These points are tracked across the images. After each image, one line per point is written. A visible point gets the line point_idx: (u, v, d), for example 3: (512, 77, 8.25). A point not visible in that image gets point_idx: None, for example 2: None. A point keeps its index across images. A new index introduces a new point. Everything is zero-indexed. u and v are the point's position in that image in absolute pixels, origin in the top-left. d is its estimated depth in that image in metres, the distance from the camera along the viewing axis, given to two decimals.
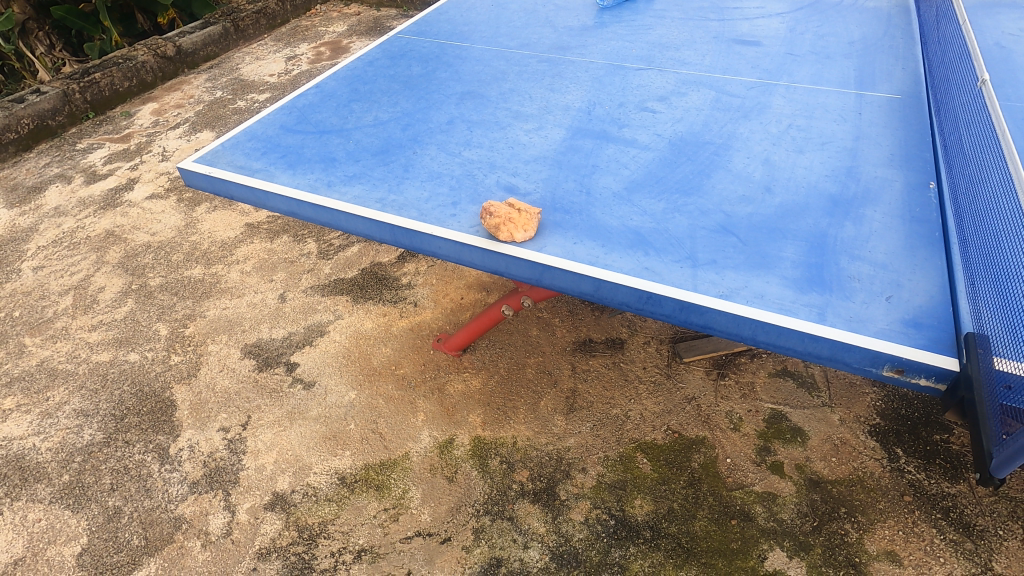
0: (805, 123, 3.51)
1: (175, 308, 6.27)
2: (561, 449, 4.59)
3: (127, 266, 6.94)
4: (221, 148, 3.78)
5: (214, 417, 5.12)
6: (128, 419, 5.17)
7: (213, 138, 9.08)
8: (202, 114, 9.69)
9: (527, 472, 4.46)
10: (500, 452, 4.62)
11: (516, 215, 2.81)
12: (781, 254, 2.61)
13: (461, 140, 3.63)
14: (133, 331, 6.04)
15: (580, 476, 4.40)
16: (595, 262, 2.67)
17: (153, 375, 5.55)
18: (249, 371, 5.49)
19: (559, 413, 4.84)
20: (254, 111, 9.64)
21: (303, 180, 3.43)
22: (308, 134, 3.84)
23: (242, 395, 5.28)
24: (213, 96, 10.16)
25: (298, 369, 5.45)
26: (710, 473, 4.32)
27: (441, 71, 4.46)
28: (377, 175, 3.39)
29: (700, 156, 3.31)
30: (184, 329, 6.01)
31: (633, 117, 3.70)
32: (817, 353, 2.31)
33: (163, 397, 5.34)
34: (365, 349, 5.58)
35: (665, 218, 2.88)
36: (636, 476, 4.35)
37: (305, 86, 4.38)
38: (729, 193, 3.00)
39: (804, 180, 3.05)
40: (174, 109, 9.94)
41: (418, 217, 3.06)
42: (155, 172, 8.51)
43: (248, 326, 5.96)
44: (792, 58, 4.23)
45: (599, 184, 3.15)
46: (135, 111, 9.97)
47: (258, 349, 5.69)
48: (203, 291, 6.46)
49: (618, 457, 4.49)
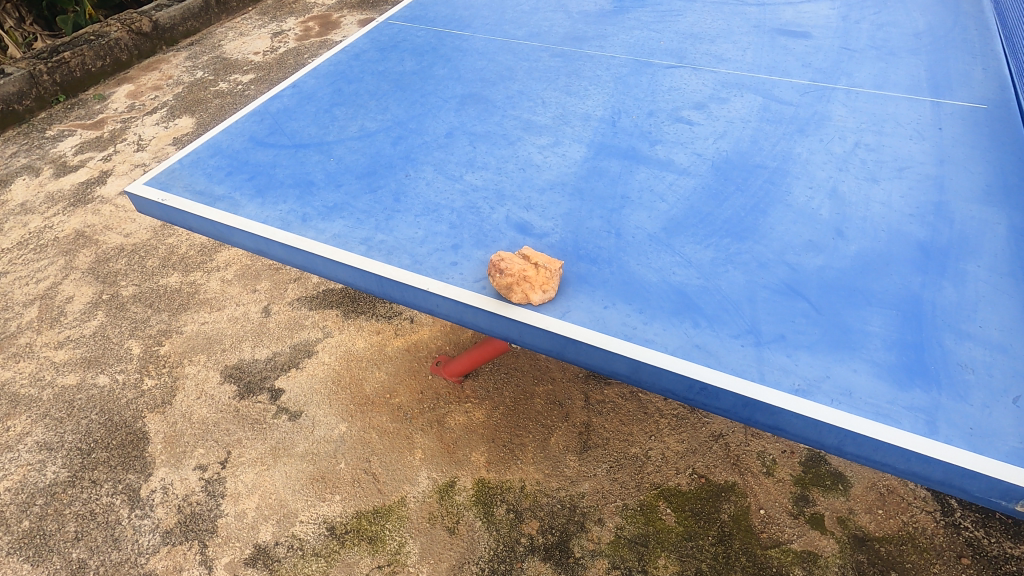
0: (875, 139, 2.91)
1: (150, 323, 5.72)
2: (575, 495, 4.13)
3: (98, 272, 6.36)
4: (178, 166, 3.19)
5: (190, 453, 4.64)
6: (96, 455, 4.69)
7: (192, 124, 8.38)
8: (181, 97, 8.95)
9: (536, 524, 4.00)
10: (506, 499, 4.16)
11: (533, 271, 2.26)
12: (868, 328, 2.07)
13: (463, 159, 3.04)
14: (103, 349, 5.51)
15: (596, 529, 3.95)
16: (632, 336, 2.13)
17: (124, 403, 5.04)
18: (230, 398, 4.98)
19: (572, 451, 4.37)
20: (237, 94, 8.90)
21: (273, 211, 2.85)
22: (282, 149, 3.24)
23: (221, 427, 4.78)
24: (194, 76, 9.39)
25: (283, 397, 4.95)
26: (742, 527, 3.87)
27: (438, 67, 3.83)
28: (362, 206, 2.81)
29: (751, 184, 2.73)
30: (159, 347, 5.48)
31: (667, 131, 3.10)
32: (923, 474, 1.80)
33: (134, 429, 4.84)
34: (357, 373, 5.07)
35: (715, 272, 2.32)
36: (658, 530, 3.90)
37: (280, 86, 3.77)
38: (792, 237, 2.44)
39: (884, 219, 2.48)
40: (151, 91, 9.19)
41: (411, 265, 2.50)
42: (130, 164, 7.84)
43: (229, 345, 5.43)
44: (850, 53, 3.59)
45: (631, 223, 2.59)
46: (109, 94, 9.22)
47: (239, 372, 5.17)
48: (180, 302, 5.91)
49: (638, 506, 4.04)
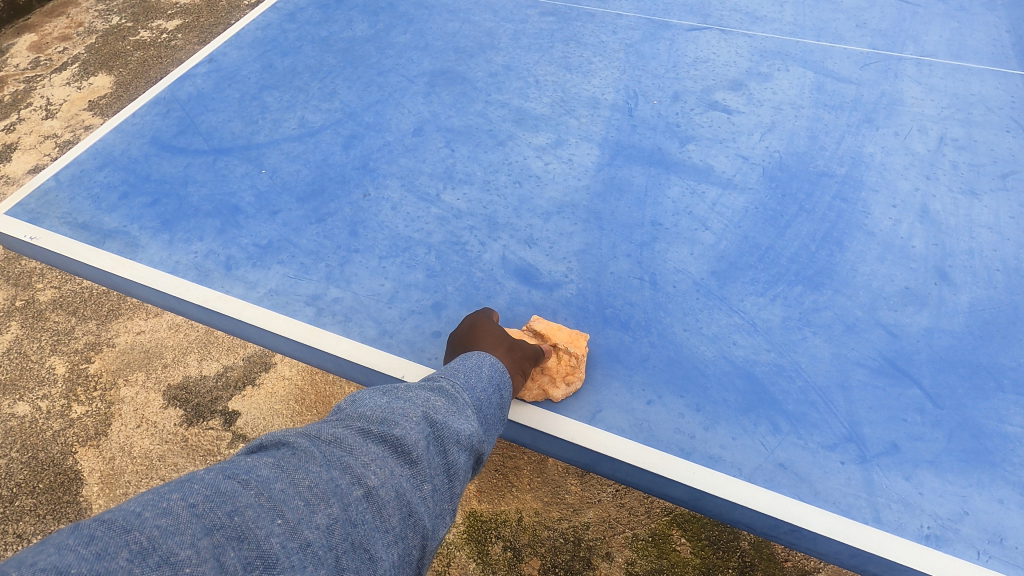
0: (963, 132, 2.30)
1: (75, 333, 3.72)
2: (578, 525, 2.96)
3: (9, 271, 4.05)
4: (54, 185, 2.38)
5: (133, 493, 3.09)
6: (18, 503, 3.03)
7: (112, 82, 5.26)
8: (93, 48, 5.63)
9: (538, 561, 2.85)
10: (501, 532, 2.95)
11: (552, 358, 1.65)
12: (1007, 430, 1.54)
13: (438, 169, 2.31)
14: (16, 369, 3.55)
15: (605, 566, 2.84)
16: (692, 452, 1.55)
17: (49, 434, 3.30)
18: (175, 423, 3.34)
19: (573, 473, 3.12)
20: (164, 45, 5.64)
21: (184, 253, 2.11)
22: (197, 155, 2.45)
23: (166, 462, 3.20)
24: (109, 22, 5.94)
25: (240, 420, 3.37)
26: (764, 556, 2.91)
27: (397, 31, 3.00)
28: (307, 244, 2.10)
29: (818, 203, 2.10)
30: (88, 363, 3.59)
31: (699, 122, 2.42)
32: None
33: (65, 468, 3.18)
34: (326, 391, 3.51)
35: (791, 342, 1.73)
36: (674, 565, 2.86)
37: (191, 62, 2.90)
38: (884, 284, 1.86)
39: (996, 253, 1.91)
40: (56, 42, 5.77)
41: (379, 338, 1.84)
42: (38, 134, 4.89)
43: (172, 359, 3.62)
44: (911, 8, 2.89)
45: (668, 264, 1.96)
46: (7, 46, 5.76)
47: (184, 393, 3.47)
48: (110, 305, 3.88)
49: (648, 535, 2.95)
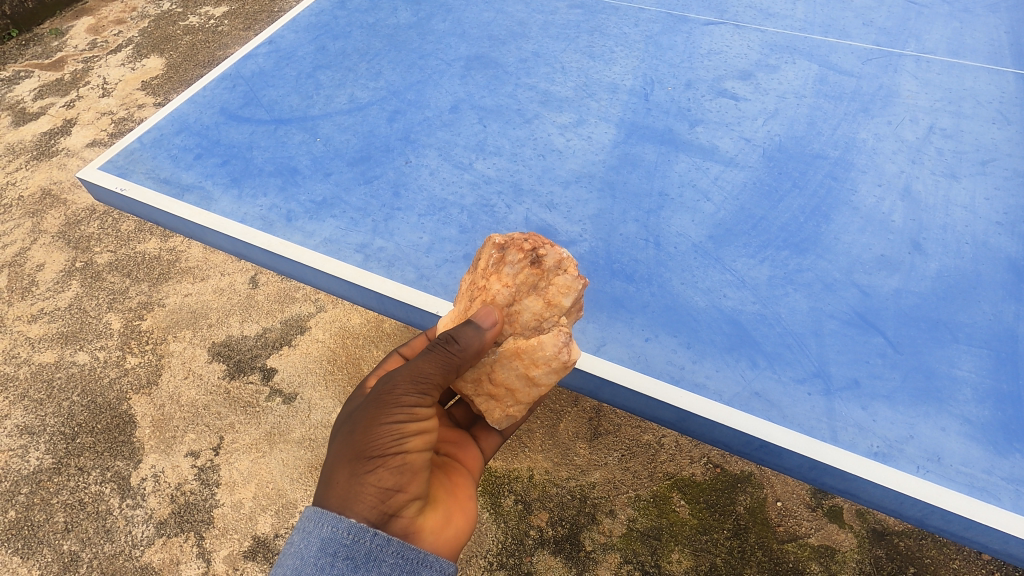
0: (952, 123, 2.50)
1: (129, 293, 3.83)
2: (584, 484, 2.83)
3: (73, 236, 4.21)
4: (138, 147, 2.73)
5: (180, 436, 3.18)
6: (79, 441, 3.18)
7: (163, 63, 5.65)
8: (146, 33, 6.04)
9: (546, 514, 2.76)
10: (511, 486, 2.85)
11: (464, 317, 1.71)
12: (956, 373, 1.78)
13: (471, 142, 2.61)
14: (79, 323, 3.70)
15: (607, 520, 2.73)
16: (681, 379, 1.83)
17: (107, 380, 3.42)
18: (219, 376, 3.39)
19: (581, 436, 2.97)
20: (211, 30, 6.02)
21: (251, 206, 2.44)
22: (259, 124, 2.78)
23: (211, 410, 3.27)
24: (160, 8, 6.35)
25: (277, 376, 3.39)
26: (758, 520, 2.73)
27: (436, 19, 3.30)
28: (356, 201, 2.42)
29: (810, 180, 2.35)
30: (141, 319, 3.69)
31: (708, 108, 2.67)
32: (1004, 550, 1.59)
33: (121, 411, 3.29)
34: (355, 352, 3.49)
35: (773, 296, 1.99)
36: (672, 523, 2.72)
37: (252, 43, 3.23)
38: (862, 251, 2.10)
39: (967, 228, 2.14)
40: (113, 25, 6.19)
41: (417, 281, 2.15)
42: (97, 110, 5.25)
43: (217, 319, 3.67)
44: (917, 9, 3.09)
45: (672, 228, 2.23)
46: (68, 28, 6.21)
47: (227, 349, 3.51)
48: (161, 269, 3.96)
49: (650, 496, 2.80)
